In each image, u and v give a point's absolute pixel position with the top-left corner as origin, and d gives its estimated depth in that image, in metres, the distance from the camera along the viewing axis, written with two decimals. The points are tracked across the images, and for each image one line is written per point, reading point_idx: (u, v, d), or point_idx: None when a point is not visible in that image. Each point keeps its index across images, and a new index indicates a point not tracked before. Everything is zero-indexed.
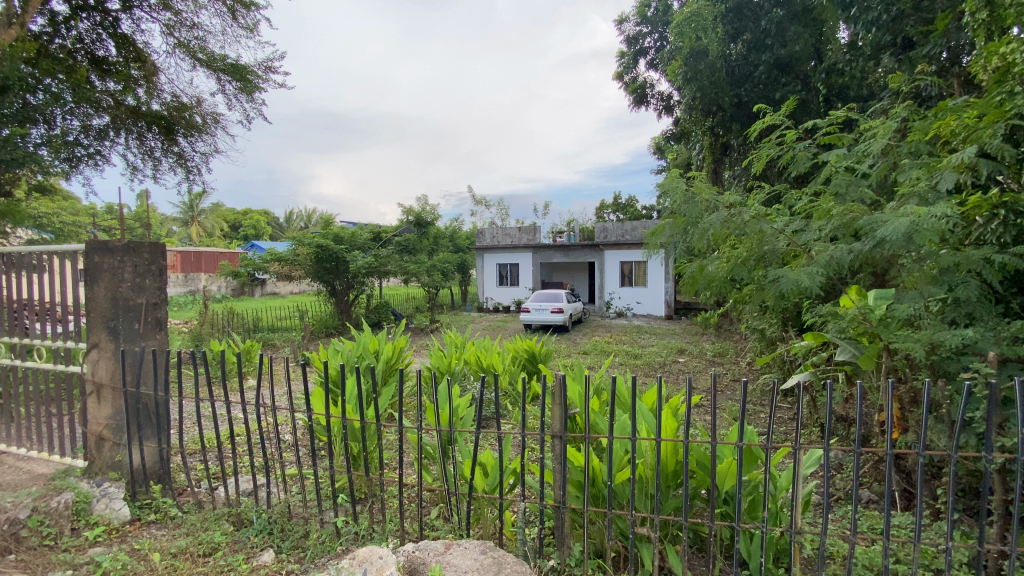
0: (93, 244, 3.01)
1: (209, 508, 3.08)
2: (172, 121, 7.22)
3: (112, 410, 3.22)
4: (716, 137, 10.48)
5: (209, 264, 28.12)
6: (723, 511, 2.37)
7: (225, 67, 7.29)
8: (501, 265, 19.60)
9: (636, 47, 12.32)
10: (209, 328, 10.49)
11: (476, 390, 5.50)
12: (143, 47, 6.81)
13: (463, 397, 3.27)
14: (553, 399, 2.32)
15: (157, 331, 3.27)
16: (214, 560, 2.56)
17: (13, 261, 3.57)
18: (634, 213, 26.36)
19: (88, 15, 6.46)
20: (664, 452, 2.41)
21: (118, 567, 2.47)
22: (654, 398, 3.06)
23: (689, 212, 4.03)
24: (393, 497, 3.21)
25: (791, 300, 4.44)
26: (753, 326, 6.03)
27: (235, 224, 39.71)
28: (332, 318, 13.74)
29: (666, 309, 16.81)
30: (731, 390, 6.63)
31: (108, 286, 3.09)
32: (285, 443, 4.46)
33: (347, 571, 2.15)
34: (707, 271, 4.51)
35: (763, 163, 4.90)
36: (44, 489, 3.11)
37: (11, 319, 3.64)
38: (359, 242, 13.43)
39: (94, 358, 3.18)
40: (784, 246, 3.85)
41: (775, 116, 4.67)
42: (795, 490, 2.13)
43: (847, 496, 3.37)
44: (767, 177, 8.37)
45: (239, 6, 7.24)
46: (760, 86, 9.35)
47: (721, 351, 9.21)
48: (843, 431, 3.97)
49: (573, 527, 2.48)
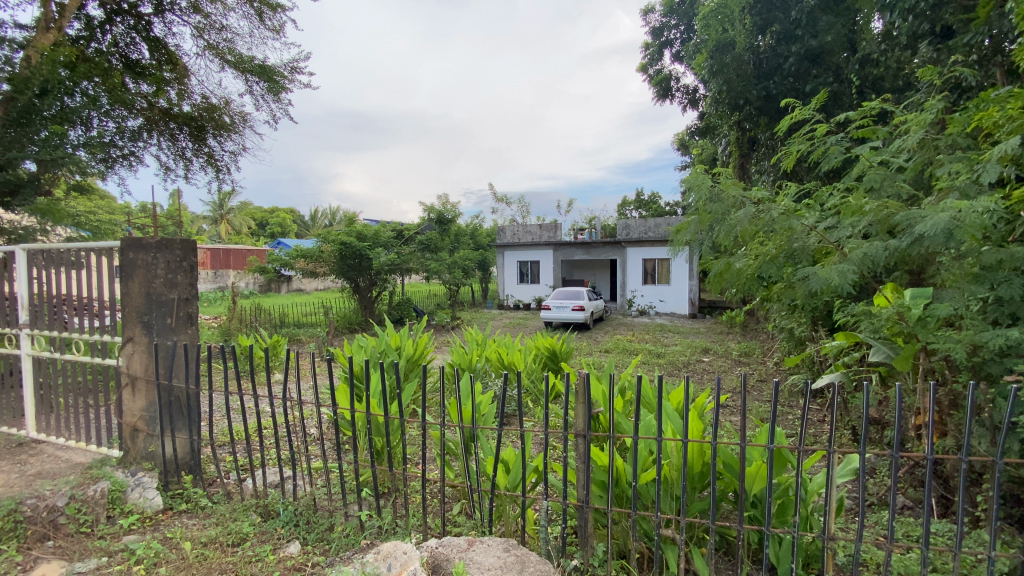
0: (129, 241, 3.15)
1: (238, 499, 3.15)
2: (203, 122, 7.54)
3: (146, 402, 3.31)
4: (743, 132, 10.24)
5: (237, 261, 28.89)
6: (751, 514, 2.34)
7: (252, 68, 7.44)
8: (522, 262, 19.56)
9: (661, 39, 12.12)
10: (238, 323, 10.78)
11: (498, 386, 5.49)
12: (175, 50, 7.21)
13: (484, 394, 3.26)
14: (576, 398, 2.29)
15: (189, 325, 3.36)
16: (243, 551, 2.62)
17: (53, 257, 3.70)
18: (657, 210, 26.09)
19: (121, 19, 6.81)
20: (691, 453, 2.34)
21: (151, 555, 2.57)
22: (681, 399, 3.00)
23: (715, 209, 3.91)
24: (417, 493, 3.25)
25: (822, 299, 4.33)
26: (781, 325, 5.91)
27: (263, 223, 40.83)
28: (356, 315, 13.94)
29: (690, 307, 16.52)
30: (758, 391, 6.48)
31: (142, 281, 3.20)
32: (309, 437, 4.55)
33: (372, 565, 2.15)
34: (734, 268, 4.41)
35: (791, 160, 4.70)
36: (82, 477, 3.21)
37: (52, 313, 3.78)
38: (382, 239, 13.60)
39: (129, 352, 3.29)
40: (814, 244, 3.74)
41: (804, 111, 4.46)
42: (829, 495, 2.06)
43: (881, 503, 3.27)
44: (797, 172, 8.13)
45: (265, 7, 7.38)
46: (790, 78, 9.04)
47: (747, 351, 9.00)
48: (876, 434, 3.83)
49: (596, 527, 2.46)
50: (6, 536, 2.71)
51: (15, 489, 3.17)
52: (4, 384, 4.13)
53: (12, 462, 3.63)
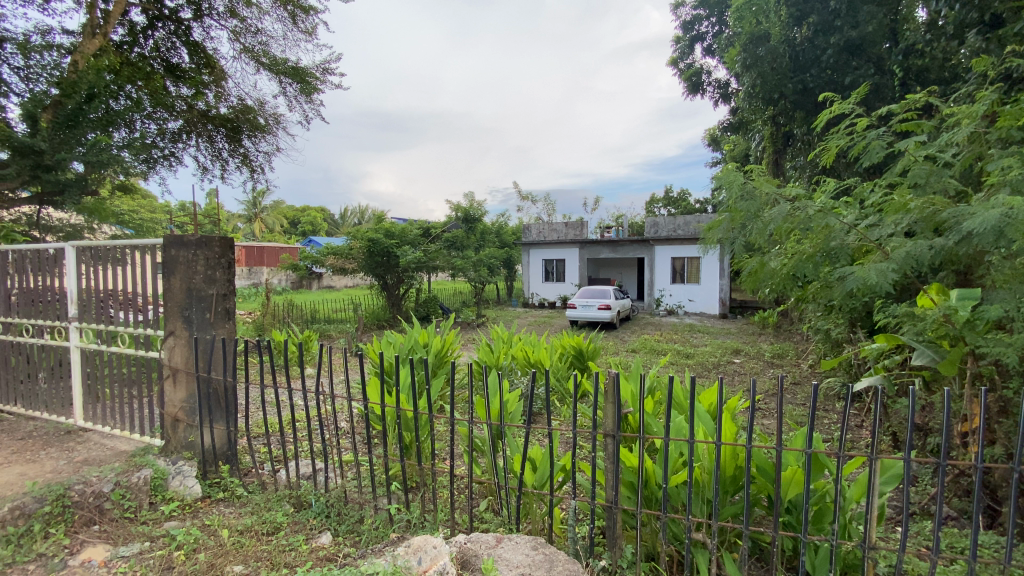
0: (171, 239, 3.28)
1: (272, 489, 3.25)
2: (238, 123, 7.79)
3: (186, 393, 3.43)
4: (778, 127, 9.96)
5: (270, 259, 29.79)
6: (786, 520, 2.27)
7: (286, 70, 7.64)
8: (547, 261, 19.51)
9: (692, 32, 11.88)
10: (271, 318, 11.09)
11: (525, 384, 5.50)
12: (212, 54, 7.53)
13: (512, 392, 3.26)
14: (605, 397, 2.26)
15: (226, 320, 3.48)
16: (277, 540, 2.70)
17: (99, 254, 3.87)
18: (686, 208, 25.70)
19: (162, 24, 7.17)
20: (724, 456, 2.29)
21: (191, 541, 2.67)
22: (712, 400, 2.94)
23: (748, 207, 3.79)
24: (444, 488, 3.28)
25: (862, 299, 4.17)
26: (817, 326, 5.74)
27: (295, 221, 41.95)
28: (384, 311, 14.17)
29: (721, 307, 16.17)
30: (794, 393, 6.30)
31: (183, 278, 3.33)
32: (340, 430, 4.65)
33: (402, 558, 2.16)
34: (769, 267, 4.28)
35: (829, 156, 4.52)
36: (126, 465, 3.35)
37: (98, 308, 3.95)
38: (409, 237, 13.75)
39: (171, 345, 3.42)
40: (854, 242, 3.59)
41: (843, 104, 4.27)
42: (870, 503, 1.98)
43: (923, 512, 3.14)
44: (835, 168, 7.87)
45: (299, 10, 7.57)
46: (828, 71, 8.73)
47: (781, 353, 8.75)
48: (919, 441, 3.68)
49: (625, 528, 2.43)
50: (55, 520, 2.85)
51: (65, 475, 3.35)
52: (54, 374, 4.35)
53: (62, 448, 3.83)
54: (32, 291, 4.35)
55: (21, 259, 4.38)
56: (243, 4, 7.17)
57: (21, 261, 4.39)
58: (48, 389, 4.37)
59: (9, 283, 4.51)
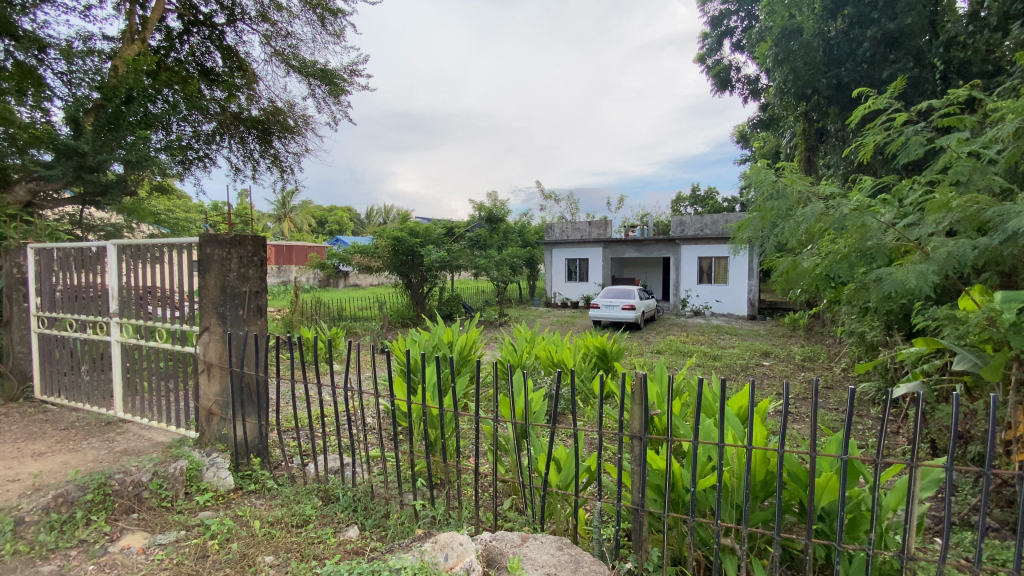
0: (206, 238, 3.38)
1: (301, 483, 3.32)
2: (269, 125, 8.00)
3: (220, 387, 3.54)
4: (811, 123, 9.69)
5: (298, 258, 30.48)
6: (818, 528, 2.22)
7: (314, 73, 7.79)
8: (570, 260, 19.43)
9: (721, 28, 11.65)
10: (300, 316, 11.36)
11: (549, 384, 5.48)
12: (244, 57, 7.79)
13: (536, 391, 3.26)
14: (632, 398, 2.22)
15: (258, 317, 3.62)
16: (307, 532, 2.76)
17: (139, 252, 4.01)
18: (713, 206, 25.22)
19: (197, 29, 7.46)
20: (755, 461, 2.24)
21: (225, 530, 2.75)
22: (742, 403, 2.88)
23: (779, 206, 3.69)
24: (469, 486, 3.31)
25: (899, 301, 4.03)
26: (852, 328, 5.58)
27: (322, 220, 42.84)
28: (408, 309, 14.34)
29: (749, 308, 15.81)
30: (827, 398, 6.11)
31: (218, 275, 3.43)
32: (367, 425, 4.72)
33: (429, 553, 2.18)
34: (801, 267, 4.17)
35: (865, 152, 4.36)
36: (164, 455, 3.48)
37: (138, 304, 4.10)
38: (433, 236, 13.87)
39: (205, 340, 3.52)
40: (892, 242, 3.46)
41: (880, 99, 4.12)
42: (909, 512, 1.90)
43: (964, 523, 3.01)
44: (871, 166, 7.62)
45: (327, 13, 7.71)
46: (864, 64, 8.42)
47: (812, 356, 8.51)
48: (960, 449, 3.53)
49: (651, 531, 2.41)
50: (97, 508, 2.94)
51: (106, 464, 3.49)
52: (96, 367, 4.53)
53: (103, 439, 4.00)
54: (76, 287, 4.54)
55: (65, 256, 4.58)
56: (274, 8, 7.34)
57: (65, 258, 4.58)
58: (90, 381, 4.57)
59: (54, 279, 4.72)
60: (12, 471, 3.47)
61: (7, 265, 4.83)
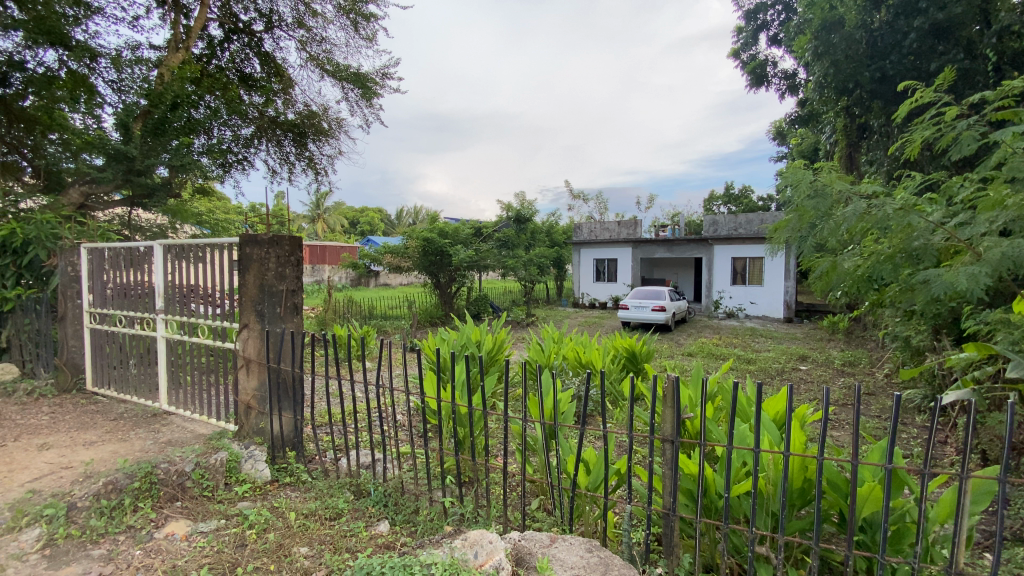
0: (246, 237, 3.50)
1: (333, 476, 3.41)
2: (304, 128, 8.24)
3: (258, 382, 3.66)
4: (853, 118, 9.33)
5: (331, 258, 31.24)
6: (860, 539, 2.13)
7: (348, 77, 7.97)
8: (599, 260, 19.27)
9: (756, 22, 11.33)
10: (332, 313, 11.65)
11: (578, 385, 5.44)
12: (281, 63, 8.02)
13: (565, 392, 3.25)
14: (664, 400, 2.18)
15: (295, 314, 3.72)
16: (339, 525, 2.83)
17: (183, 252, 4.19)
18: (748, 205, 24.54)
19: (237, 37, 7.76)
20: (793, 468, 2.18)
21: (262, 521, 2.85)
22: (779, 407, 2.81)
23: (817, 207, 3.54)
24: (497, 485, 3.34)
25: (947, 304, 3.84)
26: (896, 331, 5.35)
27: (354, 221, 43.80)
28: (436, 309, 14.50)
29: (786, 310, 15.34)
30: (868, 404, 5.87)
31: (256, 274, 3.55)
32: (398, 423, 4.81)
33: (459, 550, 2.21)
34: (841, 268, 4.02)
35: (913, 148, 4.15)
36: (205, 447, 3.63)
37: (182, 302, 4.29)
38: (461, 236, 13.98)
39: (245, 337, 3.64)
40: (940, 242, 3.29)
41: (928, 92, 3.91)
42: (958, 525, 1.79)
43: (1017, 540, 2.85)
44: (918, 162, 7.28)
45: (360, 18, 7.87)
46: (910, 56, 8.05)
47: (853, 361, 8.18)
48: (1014, 462, 3.34)
49: (682, 537, 2.37)
50: (143, 495, 3.08)
51: (152, 454, 3.67)
52: (143, 361, 4.76)
53: (149, 430, 4.20)
54: (125, 285, 4.77)
55: (115, 256, 4.82)
56: (310, 14, 7.55)
57: (115, 258, 4.83)
58: (137, 374, 4.80)
59: (105, 277, 4.96)
60: (66, 459, 3.68)
61: (63, 263, 5.13)
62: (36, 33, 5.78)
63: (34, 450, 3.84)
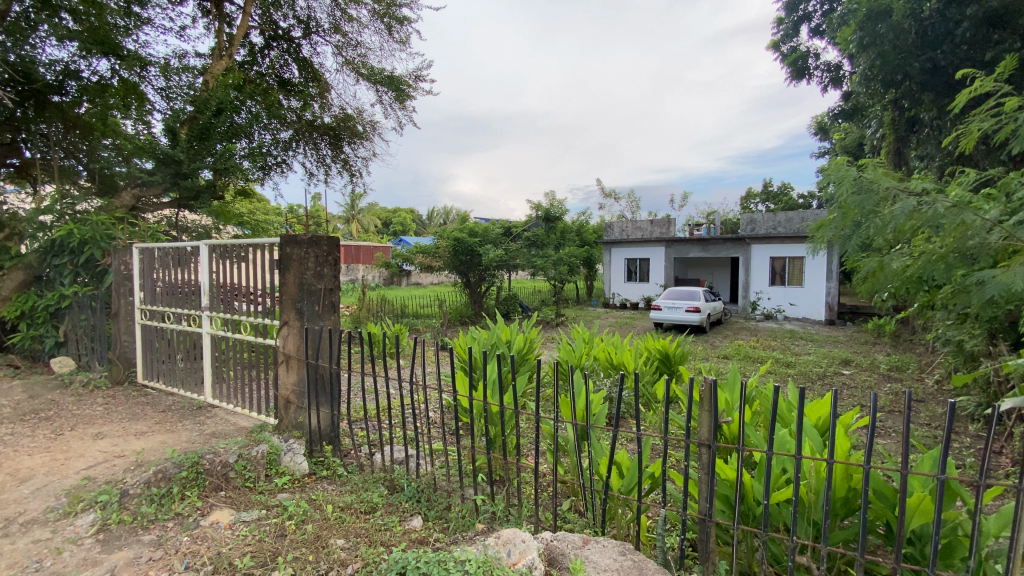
0: (287, 238, 3.63)
1: (368, 471, 3.49)
2: (339, 131, 8.46)
3: (297, 377, 3.79)
4: (901, 111, 8.91)
5: (364, 258, 31.94)
6: (908, 552, 2.04)
7: (382, 80, 8.13)
8: (630, 260, 19.04)
9: (797, 13, 10.97)
10: (366, 312, 11.91)
11: (610, 387, 5.41)
12: (318, 68, 8.26)
13: (597, 393, 3.22)
14: (701, 404, 2.13)
15: (332, 312, 3.82)
16: (374, 519, 2.89)
17: (227, 252, 4.36)
18: (787, 203, 23.72)
19: (277, 44, 8.05)
20: (836, 476, 2.10)
21: (301, 512, 2.95)
22: (821, 414, 2.72)
23: (862, 204, 3.38)
24: (528, 484, 3.35)
25: (1004, 307, 3.62)
26: (948, 335, 5.07)
27: (387, 222, 44.61)
28: (466, 308, 14.62)
29: (827, 313, 14.77)
30: (916, 412, 5.60)
31: (296, 273, 3.68)
32: (431, 420, 4.89)
33: (492, 548, 2.23)
34: (888, 269, 3.84)
35: (968, 141, 3.92)
36: (247, 439, 3.78)
37: (226, 300, 4.46)
38: (491, 236, 14.05)
39: (285, 333, 3.78)
40: (998, 242, 3.09)
41: (987, 82, 3.67)
42: (1016, 540, 1.68)
43: None
44: (973, 156, 6.89)
45: (394, 22, 8.02)
46: (964, 46, 7.64)
47: (900, 366, 7.81)
48: None
49: (719, 543, 2.32)
50: (191, 484, 3.23)
51: (198, 445, 3.85)
52: (190, 356, 4.98)
53: (194, 421, 4.40)
54: (173, 283, 5.00)
55: (165, 255, 5.06)
56: (345, 20, 7.74)
57: (164, 257, 5.07)
58: (184, 369, 5.03)
59: (154, 276, 5.22)
60: (119, 448, 3.90)
61: (116, 263, 5.41)
62: (89, 43, 6.08)
63: (89, 439, 4.09)
